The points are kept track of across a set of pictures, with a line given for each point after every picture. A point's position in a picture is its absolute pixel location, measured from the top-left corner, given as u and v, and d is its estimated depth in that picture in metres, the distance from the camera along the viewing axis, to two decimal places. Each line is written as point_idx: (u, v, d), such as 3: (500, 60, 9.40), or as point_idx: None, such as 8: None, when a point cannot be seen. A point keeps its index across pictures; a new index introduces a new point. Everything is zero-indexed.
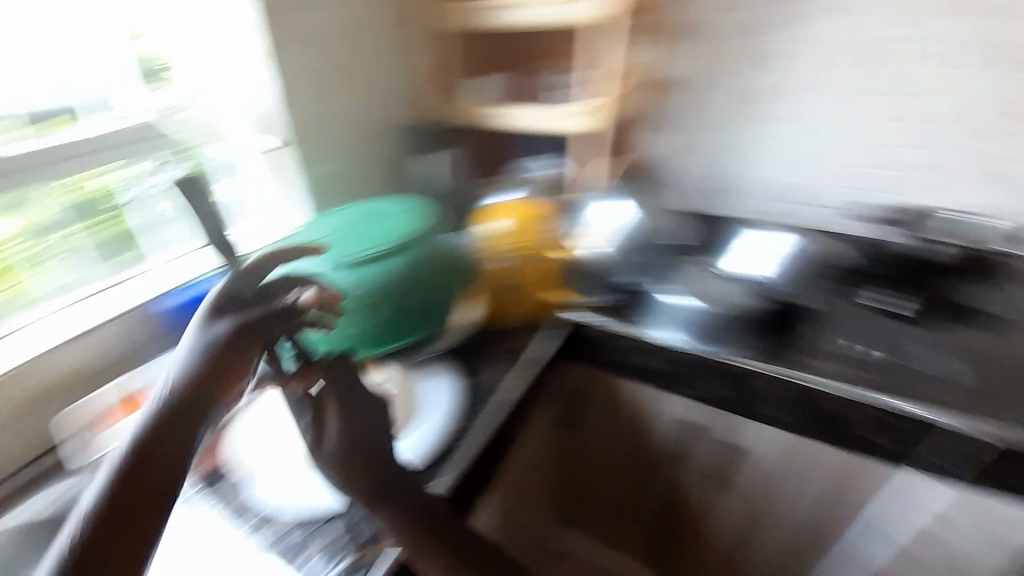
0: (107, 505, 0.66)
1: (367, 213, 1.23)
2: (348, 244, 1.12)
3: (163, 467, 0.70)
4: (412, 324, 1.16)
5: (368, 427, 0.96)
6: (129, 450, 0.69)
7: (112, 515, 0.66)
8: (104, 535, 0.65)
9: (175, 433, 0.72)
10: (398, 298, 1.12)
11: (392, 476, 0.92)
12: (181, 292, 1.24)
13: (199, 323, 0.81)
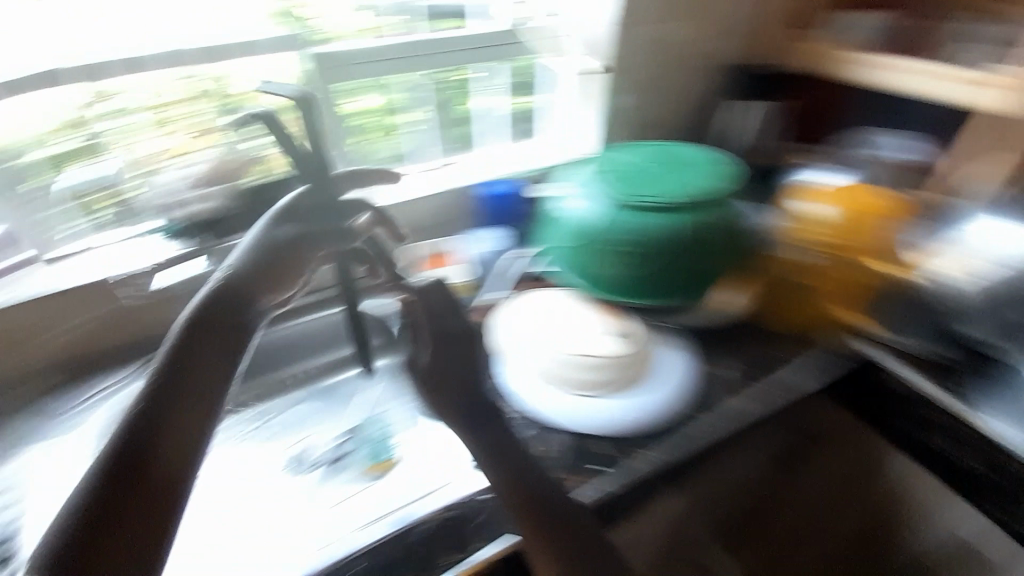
0: (116, 466, 0.59)
1: (663, 151, 0.98)
2: (626, 180, 0.91)
3: (159, 427, 0.63)
4: (661, 291, 0.92)
5: (459, 361, 0.88)
6: (142, 399, 0.64)
7: (127, 466, 0.59)
8: (117, 492, 0.58)
9: (195, 359, 0.69)
10: (655, 263, 0.88)
11: (482, 428, 0.79)
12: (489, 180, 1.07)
13: (263, 220, 0.75)
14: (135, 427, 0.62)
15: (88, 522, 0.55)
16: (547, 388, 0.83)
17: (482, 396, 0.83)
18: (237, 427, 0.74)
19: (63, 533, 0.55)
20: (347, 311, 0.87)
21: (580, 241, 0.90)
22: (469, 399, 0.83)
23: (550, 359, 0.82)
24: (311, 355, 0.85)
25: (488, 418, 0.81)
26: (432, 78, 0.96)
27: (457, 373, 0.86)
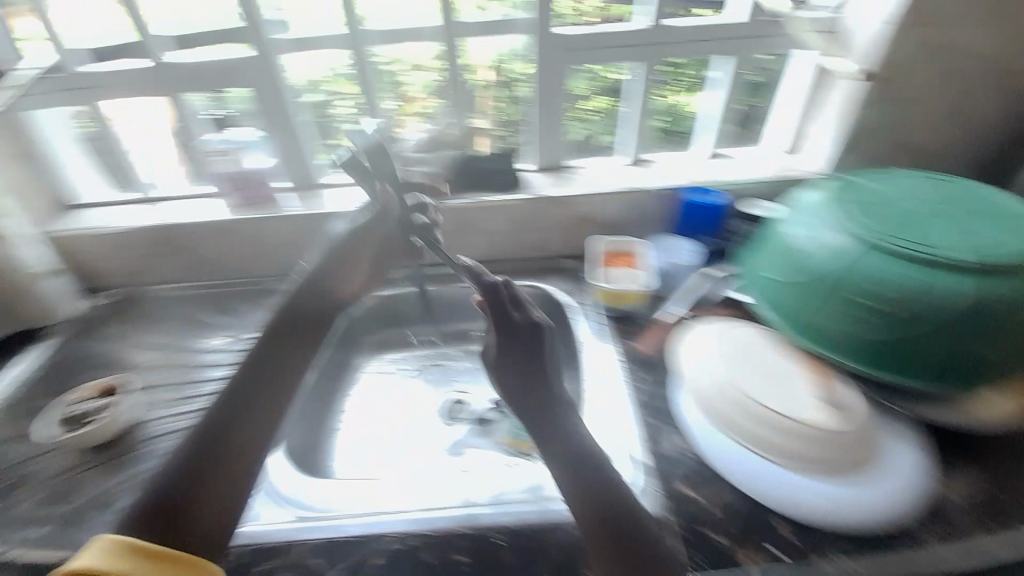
0: (199, 446, 0.54)
1: (953, 194, 0.65)
2: (880, 216, 0.61)
3: (237, 411, 0.59)
4: (891, 363, 0.58)
5: (517, 383, 0.57)
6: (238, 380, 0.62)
7: (202, 467, 0.52)
8: (195, 488, 0.50)
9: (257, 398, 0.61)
10: (902, 326, 0.56)
11: (539, 414, 0.55)
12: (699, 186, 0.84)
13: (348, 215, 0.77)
14: (225, 411, 0.58)
15: (181, 470, 0.51)
16: (705, 435, 0.60)
17: (552, 409, 0.55)
18: (399, 370, 0.87)
19: (160, 481, 0.50)
20: (491, 284, 0.62)
21: (801, 279, 0.62)
22: (530, 409, 0.55)
23: (739, 416, 0.58)
24: (423, 349, 0.89)
25: (547, 397, 0.56)
26: (635, 77, 0.87)
27: (539, 401, 0.56)
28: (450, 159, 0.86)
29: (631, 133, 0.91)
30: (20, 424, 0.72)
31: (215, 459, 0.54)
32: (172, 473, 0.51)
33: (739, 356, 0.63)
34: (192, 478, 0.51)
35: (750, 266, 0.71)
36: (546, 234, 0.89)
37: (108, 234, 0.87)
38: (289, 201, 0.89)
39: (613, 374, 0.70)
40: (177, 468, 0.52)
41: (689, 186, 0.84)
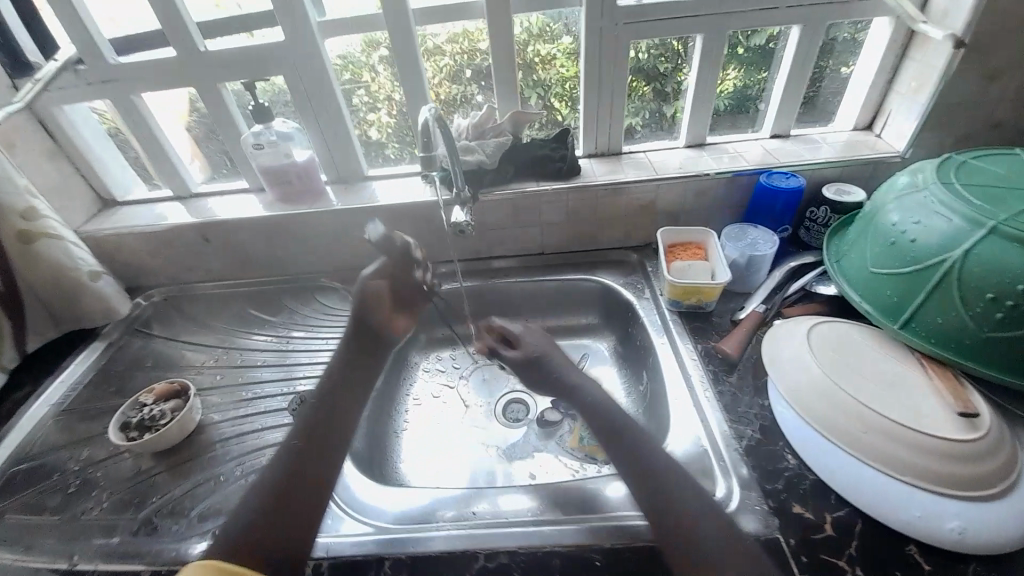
0: (299, 447, 0.54)
1: None
2: (991, 197, 0.52)
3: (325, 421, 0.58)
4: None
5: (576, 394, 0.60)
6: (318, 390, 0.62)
7: (306, 474, 0.52)
8: (293, 496, 0.50)
9: (337, 411, 0.59)
10: None
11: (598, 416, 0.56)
12: (781, 172, 0.77)
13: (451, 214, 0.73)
14: (316, 422, 0.57)
15: (271, 489, 0.50)
16: (809, 438, 0.55)
17: (620, 423, 0.54)
18: (452, 370, 0.87)
19: (246, 503, 0.49)
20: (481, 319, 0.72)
21: (898, 266, 0.57)
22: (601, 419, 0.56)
23: (849, 422, 0.53)
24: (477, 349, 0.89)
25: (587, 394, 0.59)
26: (680, 61, 0.81)
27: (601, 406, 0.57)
28: (497, 144, 0.79)
29: (693, 119, 0.84)
30: (79, 428, 0.70)
31: (311, 465, 0.53)
32: (257, 492, 0.50)
33: (839, 355, 0.58)
34: (293, 489, 0.50)
35: (847, 254, 0.65)
36: (600, 226, 0.85)
37: (148, 233, 0.85)
38: (332, 195, 0.87)
39: (691, 374, 0.65)
40: (274, 486, 0.50)
41: (765, 170, 0.77)
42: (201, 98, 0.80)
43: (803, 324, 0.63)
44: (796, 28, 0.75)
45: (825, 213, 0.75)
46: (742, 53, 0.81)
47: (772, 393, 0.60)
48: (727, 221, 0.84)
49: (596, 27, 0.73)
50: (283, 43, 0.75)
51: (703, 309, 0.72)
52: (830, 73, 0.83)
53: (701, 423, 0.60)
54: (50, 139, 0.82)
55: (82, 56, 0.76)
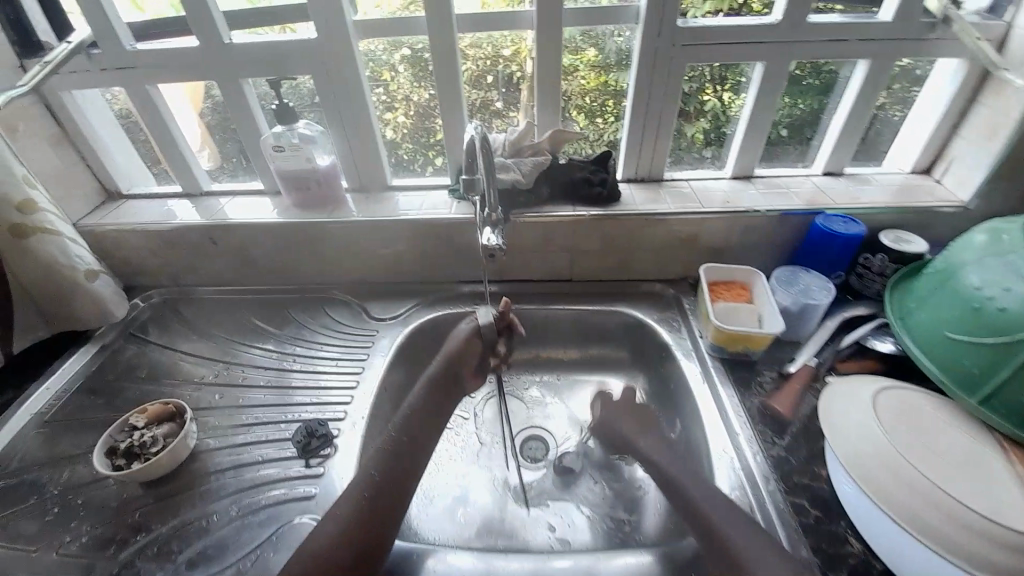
0: (381, 466, 0.52)
1: None
2: None
3: (409, 441, 0.55)
4: None
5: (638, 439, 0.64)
6: (399, 418, 0.57)
7: (385, 493, 0.50)
8: (369, 521, 0.48)
9: (422, 437, 0.56)
10: None
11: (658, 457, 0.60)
12: (842, 217, 0.71)
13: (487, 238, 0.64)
14: (400, 447, 0.54)
15: (347, 524, 0.47)
16: (861, 505, 0.50)
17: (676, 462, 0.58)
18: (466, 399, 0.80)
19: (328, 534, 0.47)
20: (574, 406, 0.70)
21: (974, 334, 0.52)
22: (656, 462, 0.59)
23: (900, 489, 0.47)
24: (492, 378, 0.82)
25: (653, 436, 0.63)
26: (733, 88, 0.76)
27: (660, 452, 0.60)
28: (535, 165, 0.74)
29: (743, 149, 0.79)
30: (63, 443, 0.65)
31: (389, 488, 0.51)
32: (332, 526, 0.47)
33: (899, 418, 0.53)
34: (374, 511, 0.49)
35: (914, 313, 0.60)
36: (636, 256, 0.79)
37: (153, 232, 0.79)
38: (351, 204, 0.82)
39: (737, 433, 0.60)
40: (353, 506, 0.49)
41: (821, 211, 0.72)
42: (221, 92, 0.75)
43: (867, 384, 0.57)
44: (866, 61, 0.71)
45: (880, 261, 0.70)
46: (798, 88, 0.76)
47: (829, 457, 0.55)
48: (773, 261, 0.79)
49: (652, 48, 0.69)
50: (313, 40, 0.70)
51: (747, 357, 0.67)
52: (889, 111, 0.78)
53: (748, 492, 0.54)
54: (57, 124, 0.77)
55: (96, 39, 0.70)
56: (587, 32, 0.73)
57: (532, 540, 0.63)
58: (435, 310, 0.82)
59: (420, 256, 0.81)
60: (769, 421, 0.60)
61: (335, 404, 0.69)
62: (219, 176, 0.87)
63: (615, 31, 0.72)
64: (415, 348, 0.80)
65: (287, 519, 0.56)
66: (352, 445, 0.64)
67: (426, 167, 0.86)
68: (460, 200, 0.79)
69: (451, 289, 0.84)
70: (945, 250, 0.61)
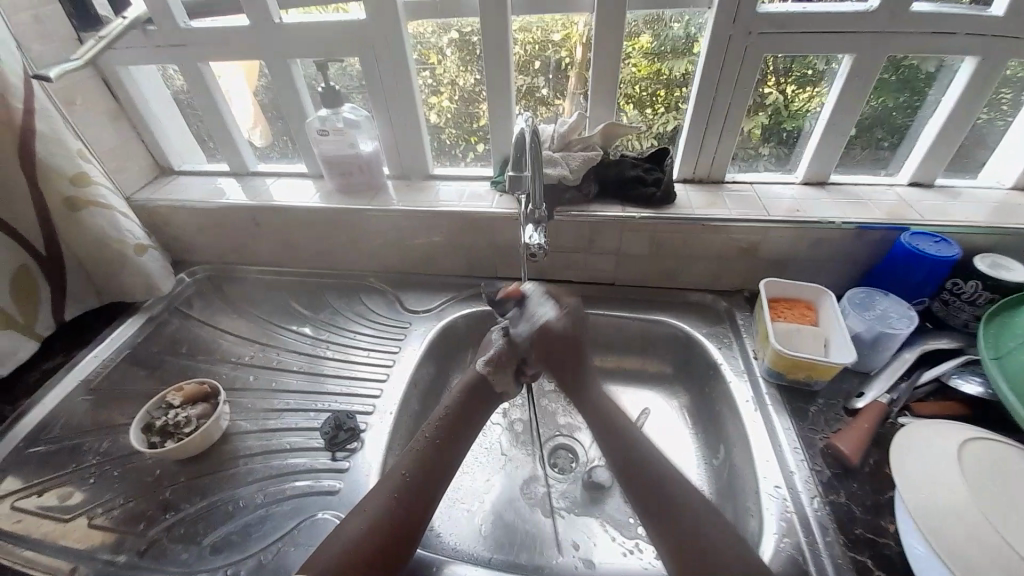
0: (415, 467, 0.50)
1: None
2: None
3: (444, 442, 0.53)
4: None
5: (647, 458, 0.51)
6: (435, 421, 0.55)
7: (417, 491, 0.49)
8: (402, 517, 0.47)
9: (453, 436, 0.54)
10: None
11: (683, 522, 0.46)
12: (936, 238, 0.63)
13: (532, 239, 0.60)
14: (430, 448, 0.52)
15: (381, 518, 0.46)
16: (932, 569, 0.43)
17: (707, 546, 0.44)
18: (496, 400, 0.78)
19: (354, 529, 0.45)
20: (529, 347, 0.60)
21: None
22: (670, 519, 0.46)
23: (977, 550, 0.41)
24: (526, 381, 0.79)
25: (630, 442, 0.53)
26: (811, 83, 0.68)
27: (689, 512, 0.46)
28: (584, 160, 0.70)
29: (817, 152, 0.72)
30: (106, 412, 0.67)
31: (421, 482, 0.49)
32: (363, 523, 0.46)
33: (988, 473, 0.46)
34: (402, 507, 0.47)
35: (1015, 353, 0.53)
36: (687, 264, 0.73)
37: (199, 209, 0.79)
38: (391, 191, 0.79)
39: (791, 470, 0.54)
40: (382, 502, 0.47)
41: (908, 228, 0.64)
42: (268, 71, 0.74)
43: (952, 431, 0.51)
44: (972, 59, 0.62)
45: (972, 288, 0.61)
46: (889, 86, 0.67)
47: (897, 510, 0.48)
48: (843, 278, 0.71)
49: (724, 35, 0.63)
50: (357, 20, 0.67)
51: (807, 386, 0.61)
52: (993, 118, 0.68)
53: (801, 539, 0.49)
54: (112, 98, 0.78)
55: (150, 16, 0.70)
56: (650, 16, 0.67)
57: (550, 558, 0.60)
58: (471, 306, 0.79)
59: (459, 249, 0.79)
60: (830, 461, 0.55)
61: (364, 396, 0.68)
62: (266, 157, 0.87)
63: (675, 15, 0.66)
64: (446, 344, 0.77)
65: (308, 513, 0.55)
66: (379, 441, 0.62)
67: (466, 154, 0.82)
68: (502, 193, 0.76)
69: (488, 284, 0.81)
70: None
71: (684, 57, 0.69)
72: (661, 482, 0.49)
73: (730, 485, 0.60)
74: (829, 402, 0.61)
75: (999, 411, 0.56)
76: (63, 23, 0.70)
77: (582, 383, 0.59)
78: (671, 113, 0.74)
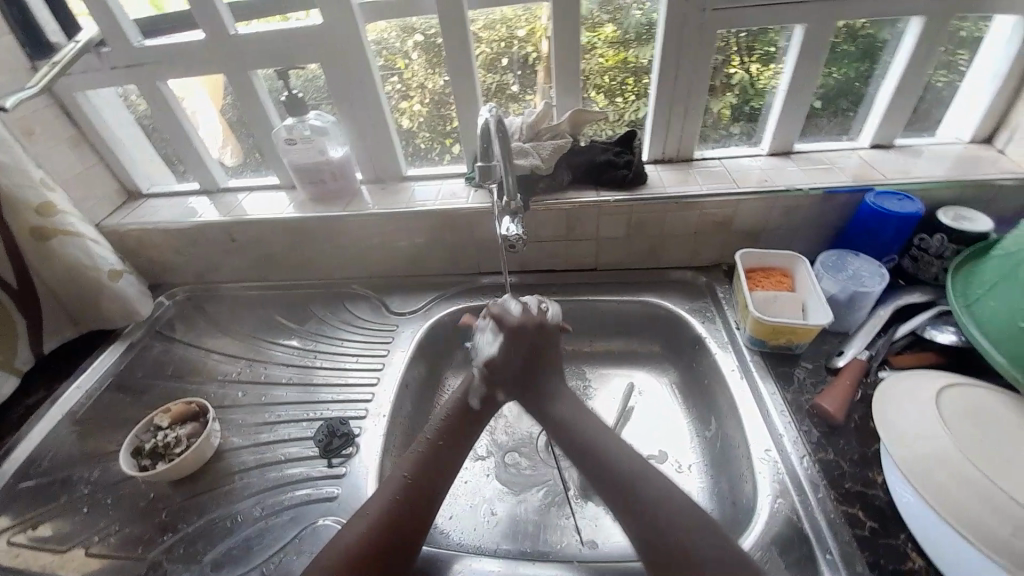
0: (414, 467, 0.51)
1: None
2: None
3: (442, 442, 0.54)
4: None
5: (582, 442, 0.52)
6: (439, 424, 0.56)
7: (419, 490, 0.49)
8: (405, 515, 0.47)
9: (454, 436, 0.55)
10: None
11: (643, 513, 0.45)
12: (899, 197, 0.65)
13: (507, 230, 0.60)
14: (428, 450, 0.53)
15: (385, 510, 0.47)
16: (920, 514, 0.45)
17: (688, 540, 0.42)
18: None
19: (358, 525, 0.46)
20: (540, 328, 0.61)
21: None
22: (624, 500, 0.47)
23: (959, 488, 0.42)
24: None
25: (617, 464, 0.49)
26: (770, 59, 0.70)
27: (656, 491, 0.46)
28: (554, 148, 0.70)
29: (782, 123, 0.73)
30: (93, 441, 0.66)
31: (422, 478, 0.50)
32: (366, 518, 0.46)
33: (965, 415, 0.47)
34: (409, 503, 0.48)
35: (986, 301, 0.54)
36: (666, 242, 0.74)
37: (171, 229, 0.78)
38: (366, 196, 0.79)
39: (780, 434, 0.56)
40: (384, 503, 0.47)
41: (871, 189, 0.66)
42: (231, 86, 0.73)
43: (928, 379, 0.52)
44: (919, 21, 0.64)
45: (938, 242, 0.63)
46: (843, 54, 0.69)
47: (884, 460, 0.50)
48: (816, 244, 0.73)
49: (679, 16, 0.64)
50: (316, 28, 0.67)
51: (789, 350, 0.63)
52: (945, 78, 0.71)
53: (795, 498, 0.51)
54: (74, 125, 0.77)
55: (104, 37, 0.69)
56: (608, 5, 0.68)
57: (555, 544, 0.61)
58: (457, 304, 0.79)
59: (439, 249, 0.79)
60: (816, 421, 0.56)
61: (357, 402, 0.68)
62: (237, 173, 0.86)
63: (635, 3, 0.68)
64: (435, 345, 0.77)
65: (309, 521, 0.55)
66: (374, 445, 0.62)
67: (443, 156, 0.82)
68: (477, 188, 0.76)
69: (472, 280, 0.81)
70: (1016, 231, 0.55)
71: (648, 44, 0.70)
72: (613, 478, 0.48)
73: (723, 454, 0.62)
74: (812, 364, 0.62)
75: (972, 356, 0.58)
76: (16, 52, 0.69)
77: (564, 415, 0.55)
78: (641, 99, 0.75)
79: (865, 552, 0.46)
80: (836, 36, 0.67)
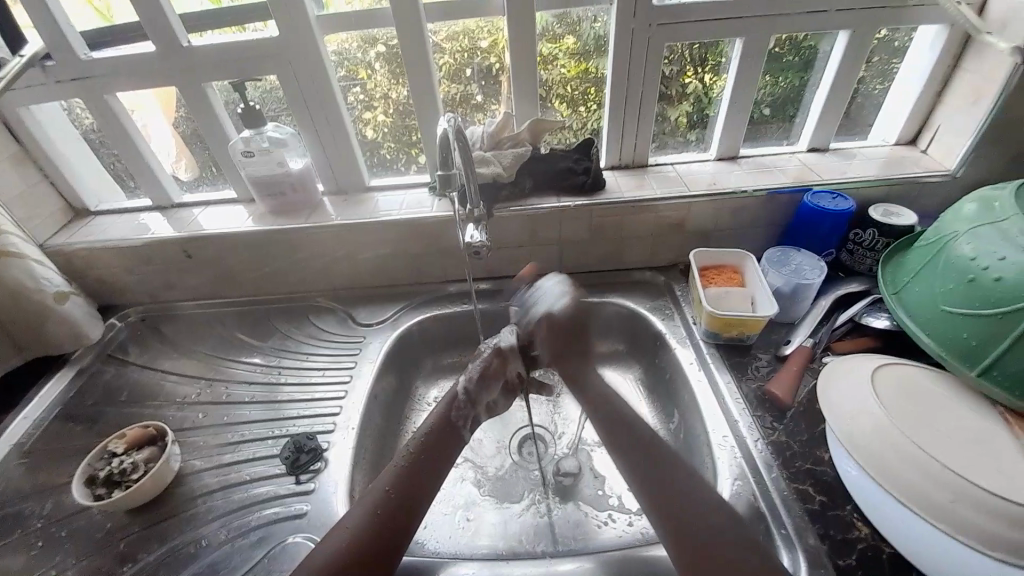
0: (395, 477, 0.49)
1: None
2: None
3: (428, 448, 0.53)
4: None
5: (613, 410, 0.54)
6: (425, 429, 0.54)
7: (404, 499, 0.48)
8: (389, 524, 0.46)
9: (440, 438, 0.54)
10: None
11: (667, 496, 0.46)
12: (834, 195, 0.70)
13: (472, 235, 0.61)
14: (412, 459, 0.51)
15: (368, 519, 0.46)
16: (866, 487, 0.49)
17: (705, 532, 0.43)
18: None
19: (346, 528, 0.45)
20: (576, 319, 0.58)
21: (979, 306, 0.50)
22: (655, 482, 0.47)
23: (899, 460, 0.46)
24: None
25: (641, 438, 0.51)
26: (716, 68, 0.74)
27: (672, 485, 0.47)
28: (514, 156, 0.72)
29: (729, 129, 0.78)
30: (45, 472, 0.62)
31: (409, 483, 0.49)
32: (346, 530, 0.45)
33: (899, 391, 0.51)
34: (392, 513, 0.47)
35: (913, 286, 0.58)
36: (626, 244, 0.77)
37: (123, 248, 0.76)
38: (329, 207, 0.79)
39: (737, 421, 0.59)
40: (366, 514, 0.46)
41: (809, 189, 0.71)
42: (185, 99, 0.72)
43: (864, 361, 0.56)
44: (845, 33, 0.69)
45: (871, 236, 0.69)
46: (781, 64, 0.74)
47: (830, 439, 0.54)
48: (764, 241, 0.77)
49: (628, 30, 0.67)
50: (276, 39, 0.67)
51: (742, 342, 0.66)
52: (872, 85, 0.77)
53: (752, 481, 0.53)
54: (16, 143, 0.74)
55: (49, 51, 0.67)
56: (564, 19, 0.71)
57: (529, 545, 0.62)
58: (425, 313, 0.79)
59: (406, 258, 0.79)
60: (769, 407, 0.60)
61: (325, 415, 0.67)
62: (194, 187, 0.84)
63: (590, 16, 0.70)
64: (405, 354, 0.78)
65: (280, 539, 0.54)
66: (342, 457, 0.62)
67: (409, 166, 0.83)
68: (442, 198, 0.77)
69: (440, 288, 0.82)
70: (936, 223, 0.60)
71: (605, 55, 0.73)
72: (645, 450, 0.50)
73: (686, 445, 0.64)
74: (764, 353, 0.66)
75: (904, 340, 0.63)
76: None
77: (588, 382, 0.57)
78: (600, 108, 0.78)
79: (818, 525, 0.49)
80: (774, 46, 0.71)
